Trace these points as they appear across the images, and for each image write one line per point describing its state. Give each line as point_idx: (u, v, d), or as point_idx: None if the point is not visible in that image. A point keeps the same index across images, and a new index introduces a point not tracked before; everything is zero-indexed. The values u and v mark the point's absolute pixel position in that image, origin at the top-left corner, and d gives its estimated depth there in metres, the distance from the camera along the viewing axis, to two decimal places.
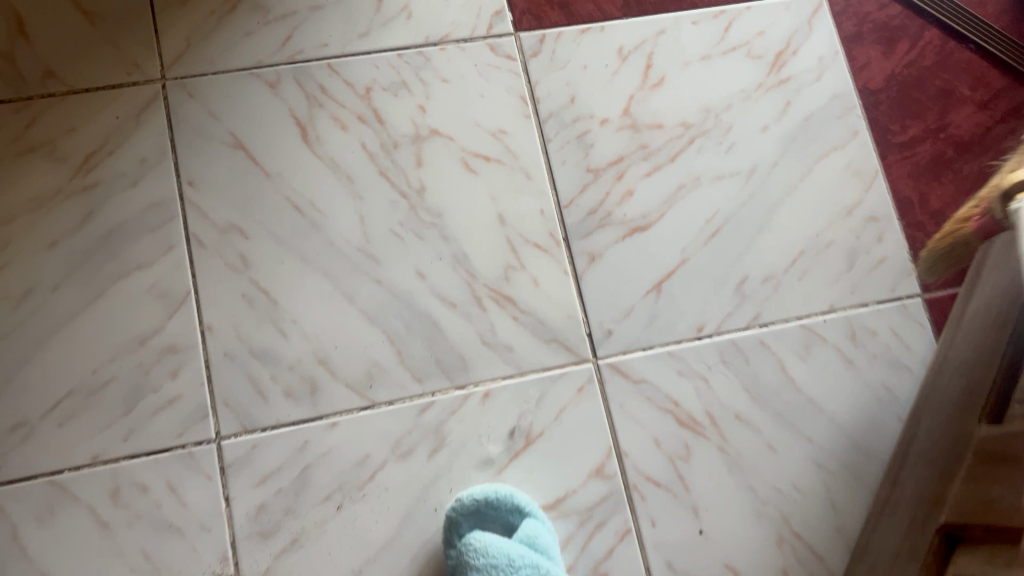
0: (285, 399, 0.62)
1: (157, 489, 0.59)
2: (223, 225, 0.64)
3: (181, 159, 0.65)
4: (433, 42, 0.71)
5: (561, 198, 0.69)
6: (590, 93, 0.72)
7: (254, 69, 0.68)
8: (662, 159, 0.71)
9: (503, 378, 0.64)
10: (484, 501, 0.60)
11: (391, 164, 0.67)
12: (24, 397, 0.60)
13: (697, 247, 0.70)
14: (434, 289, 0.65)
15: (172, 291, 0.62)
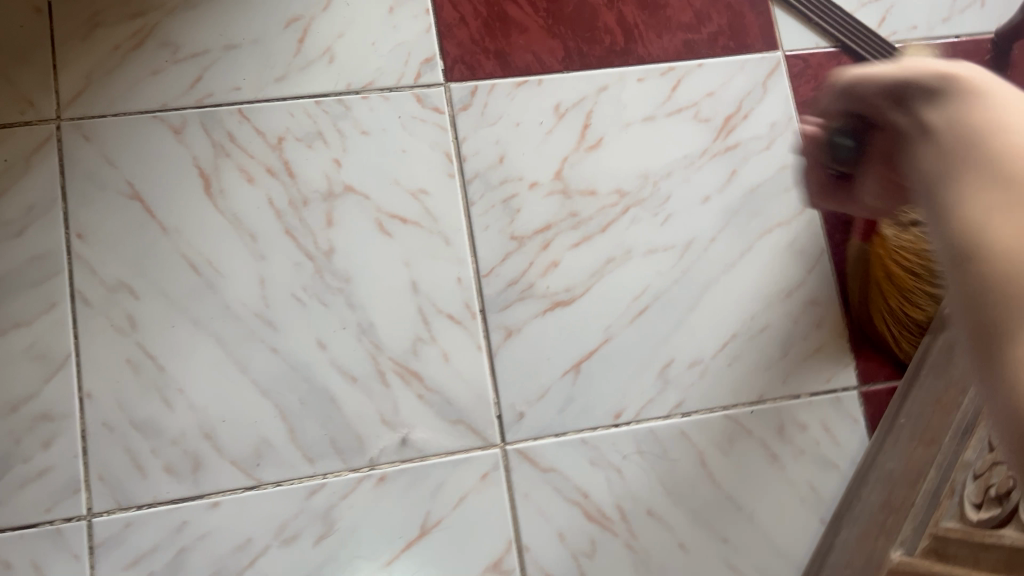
0: (165, 475, 0.58)
1: (21, 567, 0.56)
2: (112, 282, 0.60)
3: (71, 208, 0.61)
4: (354, 90, 0.66)
5: (481, 266, 0.65)
6: (521, 153, 0.67)
7: (157, 112, 0.63)
8: (592, 229, 0.67)
9: (401, 461, 0.61)
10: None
11: (298, 223, 0.63)
12: None
13: (622, 326, 0.65)
14: (335, 361, 0.62)
15: (51, 354, 0.59)
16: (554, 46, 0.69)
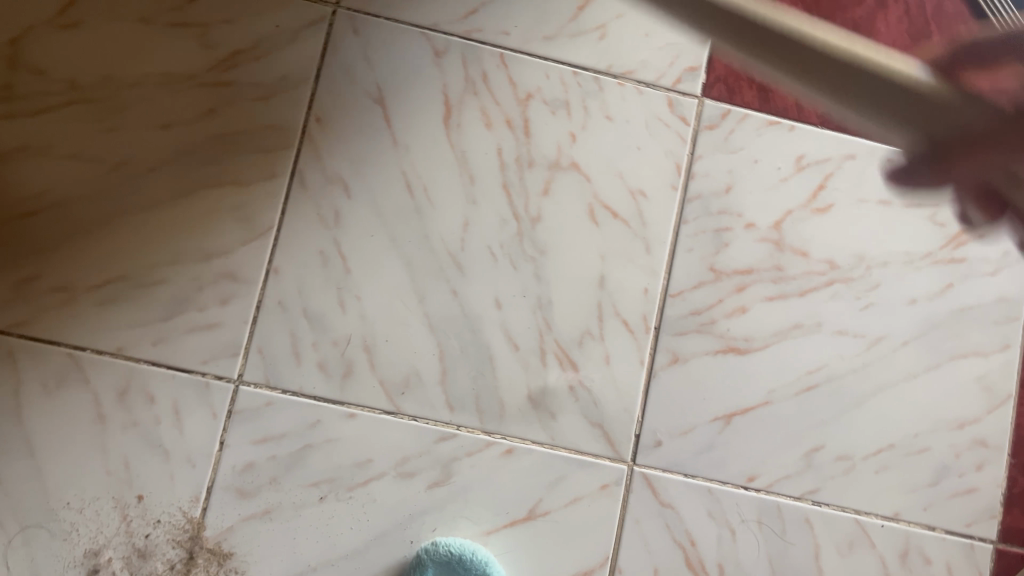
0: (316, 371, 0.60)
1: (163, 405, 0.58)
2: (332, 174, 0.62)
3: (318, 92, 0.62)
4: (613, 73, 0.65)
5: (671, 285, 0.64)
6: (749, 190, 0.66)
7: (427, 30, 0.64)
8: (790, 289, 0.65)
9: (531, 441, 0.61)
10: (458, 557, 0.57)
11: (518, 181, 0.64)
12: (76, 264, 0.58)
13: (785, 395, 0.64)
14: (505, 324, 0.62)
15: (255, 220, 0.60)
16: (818, 99, 0.67)
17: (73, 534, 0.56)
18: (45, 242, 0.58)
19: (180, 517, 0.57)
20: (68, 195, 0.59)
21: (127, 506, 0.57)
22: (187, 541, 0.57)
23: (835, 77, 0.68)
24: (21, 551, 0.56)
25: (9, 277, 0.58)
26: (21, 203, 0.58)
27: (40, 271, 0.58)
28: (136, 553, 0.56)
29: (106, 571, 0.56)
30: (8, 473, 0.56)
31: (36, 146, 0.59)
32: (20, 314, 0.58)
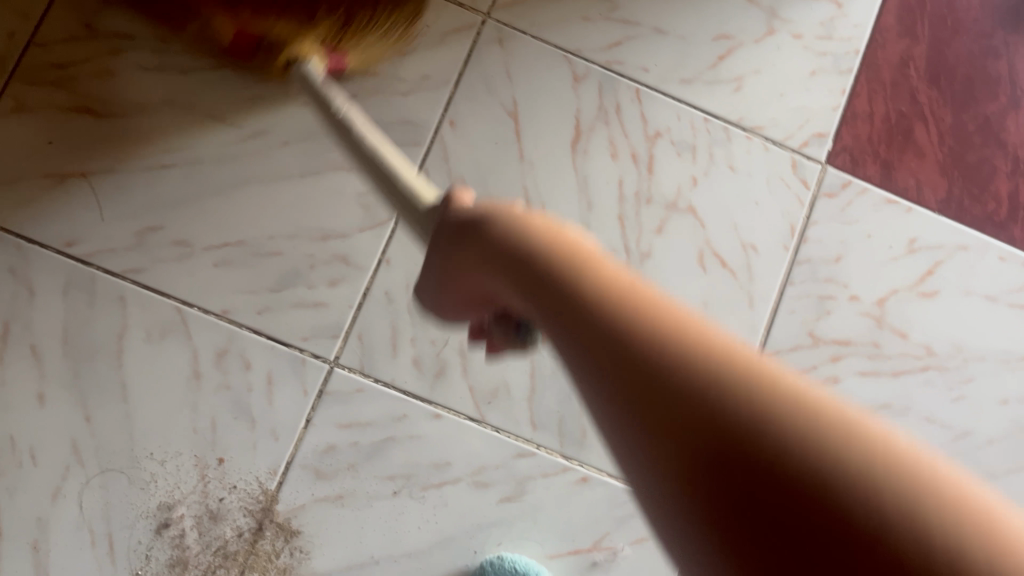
0: (410, 366, 0.60)
1: (257, 374, 0.58)
2: (456, 178, 0.62)
3: (456, 96, 0.63)
4: (743, 126, 0.66)
5: (768, 342, 0.64)
6: (858, 264, 0.66)
7: (569, 53, 0.65)
8: (884, 367, 0.64)
9: (606, 473, 0.61)
10: None
11: (634, 215, 0.64)
12: (198, 222, 0.59)
13: None
14: None
15: (376, 210, 0.61)
16: (940, 184, 0.67)
17: (151, 485, 0.56)
18: (173, 197, 0.60)
19: (256, 488, 0.57)
20: (203, 155, 0.60)
21: (206, 466, 0.57)
22: (258, 512, 0.57)
23: (936, 162, 0.67)
24: (97, 493, 0.56)
25: (132, 224, 0.59)
26: (157, 155, 0.60)
27: (163, 223, 0.59)
28: (208, 514, 0.56)
29: (177, 527, 0.56)
30: (97, 414, 0.57)
31: (180, 102, 0.60)
32: (137, 261, 0.58)
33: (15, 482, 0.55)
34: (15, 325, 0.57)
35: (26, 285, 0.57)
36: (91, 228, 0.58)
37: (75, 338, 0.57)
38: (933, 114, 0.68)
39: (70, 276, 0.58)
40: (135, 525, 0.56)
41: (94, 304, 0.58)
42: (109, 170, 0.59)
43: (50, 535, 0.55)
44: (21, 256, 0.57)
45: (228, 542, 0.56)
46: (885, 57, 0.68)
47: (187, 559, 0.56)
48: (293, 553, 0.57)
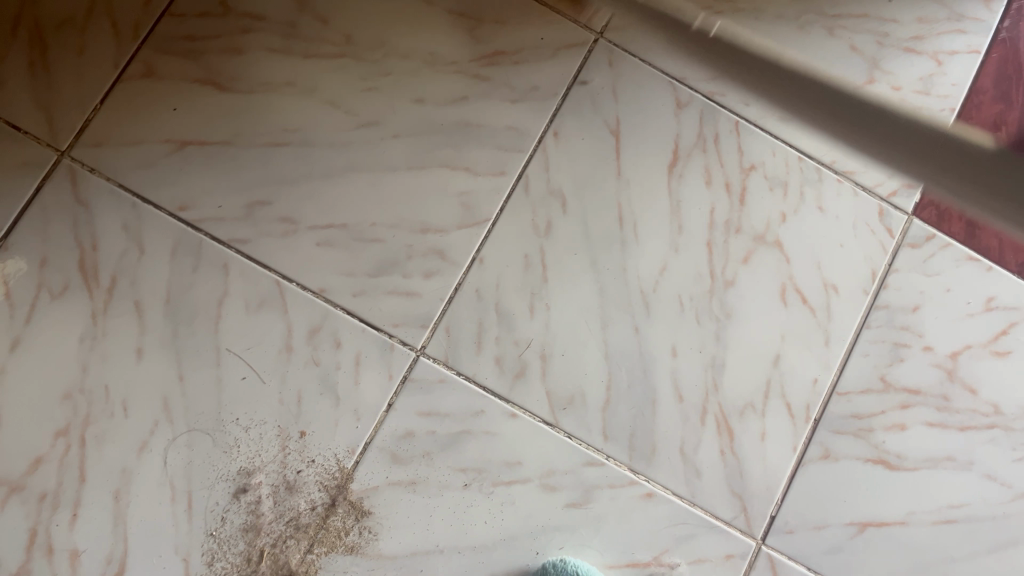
0: (492, 364, 0.62)
1: (346, 354, 0.60)
2: (554, 187, 0.64)
3: (562, 109, 0.65)
4: (836, 169, 0.67)
5: (840, 382, 0.64)
6: (935, 316, 0.66)
7: (675, 80, 0.67)
8: (951, 421, 0.65)
9: (671, 491, 0.62)
10: None
11: (722, 243, 0.65)
12: (306, 202, 0.61)
13: (923, 522, 0.64)
14: (676, 373, 0.63)
15: (475, 209, 0.63)
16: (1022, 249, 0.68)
17: (234, 450, 0.58)
18: (284, 175, 0.61)
19: (333, 464, 0.59)
20: (317, 138, 0.62)
21: (288, 438, 0.58)
22: (333, 488, 0.58)
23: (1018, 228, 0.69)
24: (182, 451, 0.57)
25: (243, 197, 0.61)
26: (273, 133, 0.62)
27: (272, 199, 0.61)
28: (285, 485, 0.58)
29: (254, 493, 0.57)
30: (190, 374, 0.58)
31: (300, 85, 0.62)
32: (243, 233, 0.60)
33: (106, 430, 0.57)
34: (122, 280, 0.59)
35: (137, 243, 0.59)
36: (203, 195, 0.60)
37: (178, 299, 0.59)
38: (1009, 178, 0.70)
39: (178, 239, 0.59)
40: (214, 486, 0.57)
41: (198, 269, 0.59)
42: (227, 142, 0.61)
43: (132, 486, 0.56)
44: (135, 215, 0.59)
45: (301, 514, 0.58)
46: (978, 120, 0.70)
47: (260, 526, 0.57)
48: (361, 532, 0.58)
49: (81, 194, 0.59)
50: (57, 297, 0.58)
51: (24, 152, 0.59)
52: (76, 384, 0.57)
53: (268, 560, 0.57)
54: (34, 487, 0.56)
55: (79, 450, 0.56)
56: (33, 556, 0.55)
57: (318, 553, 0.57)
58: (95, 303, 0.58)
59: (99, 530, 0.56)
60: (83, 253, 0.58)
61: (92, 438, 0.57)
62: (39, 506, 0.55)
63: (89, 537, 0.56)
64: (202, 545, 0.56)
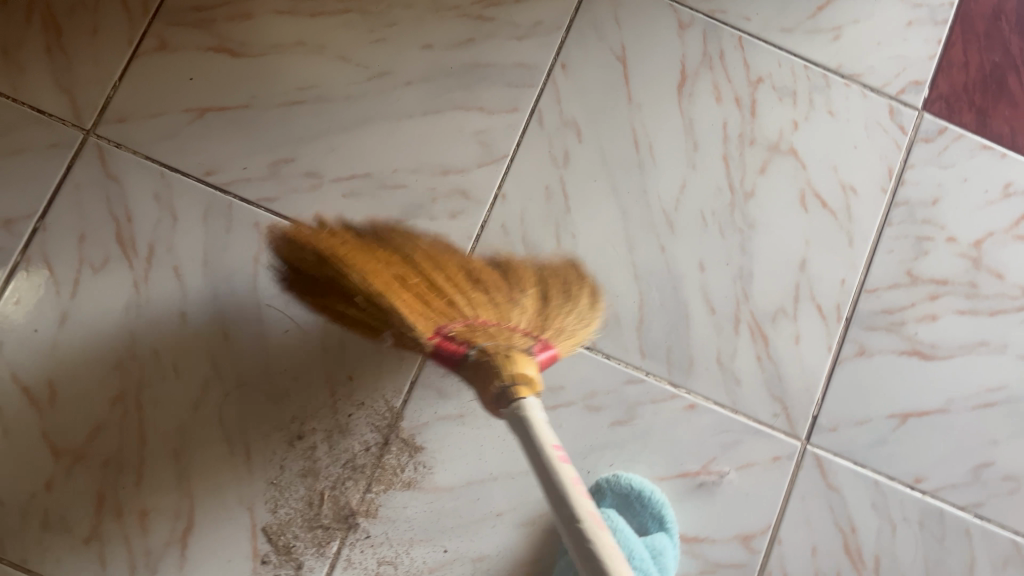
0: None
1: None
2: (568, 118, 0.65)
3: (567, 41, 0.66)
4: (842, 73, 0.68)
5: (868, 280, 0.65)
6: (955, 206, 0.67)
7: (675, 3, 0.68)
8: (982, 306, 0.66)
9: (713, 401, 0.63)
10: (637, 493, 0.60)
11: (737, 156, 0.66)
12: (328, 155, 0.63)
13: (963, 407, 0.65)
14: (705, 286, 0.64)
15: (493, 146, 0.64)
16: None
17: (285, 400, 0.59)
18: (304, 132, 0.63)
19: (382, 405, 0.60)
20: (332, 93, 0.63)
21: (335, 383, 0.60)
22: (384, 428, 0.60)
23: None
24: (235, 406, 0.59)
25: (268, 156, 0.62)
26: (290, 92, 0.63)
27: (296, 156, 0.62)
28: (338, 429, 0.59)
29: (308, 439, 0.59)
30: (236, 332, 0.60)
31: (310, 44, 0.64)
32: (272, 190, 0.62)
33: (160, 392, 0.58)
34: (159, 247, 0.60)
35: (169, 210, 0.61)
36: (229, 159, 0.62)
37: (215, 261, 0.60)
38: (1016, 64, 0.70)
39: (209, 203, 0.61)
40: (270, 436, 0.59)
41: (232, 230, 0.61)
42: (246, 106, 0.62)
43: (192, 444, 0.58)
44: (164, 183, 0.61)
45: (356, 456, 0.59)
46: (977, 11, 0.70)
47: (319, 470, 0.59)
48: (416, 467, 0.60)
49: (110, 169, 0.60)
50: (98, 270, 0.59)
51: (52, 133, 0.60)
52: (127, 352, 0.59)
53: (330, 502, 0.58)
54: (98, 453, 0.57)
55: (136, 414, 0.58)
56: (103, 518, 0.57)
57: (377, 491, 0.59)
58: (136, 272, 0.60)
59: (165, 489, 0.57)
60: (119, 225, 0.60)
61: (148, 401, 0.58)
62: (104, 471, 0.57)
63: (155, 496, 0.57)
64: (264, 494, 0.58)
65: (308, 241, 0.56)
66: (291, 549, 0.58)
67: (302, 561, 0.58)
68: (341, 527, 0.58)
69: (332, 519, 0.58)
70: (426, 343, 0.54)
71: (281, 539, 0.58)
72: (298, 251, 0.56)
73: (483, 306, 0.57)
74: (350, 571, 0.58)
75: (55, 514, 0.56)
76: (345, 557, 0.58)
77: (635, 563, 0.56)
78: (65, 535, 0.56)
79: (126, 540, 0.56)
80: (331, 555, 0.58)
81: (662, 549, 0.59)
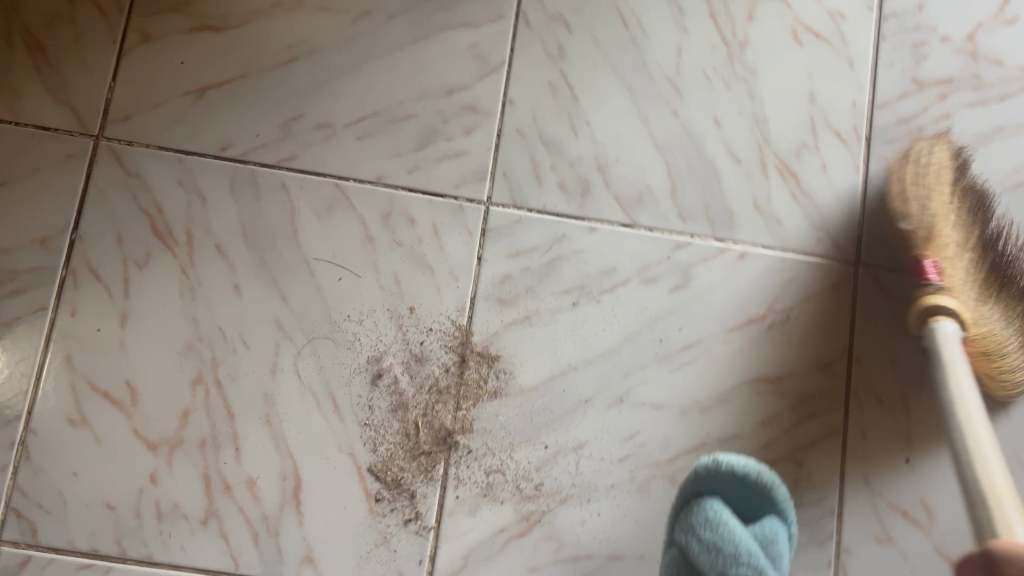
0: (557, 190, 0.64)
1: (423, 226, 0.62)
2: (553, 13, 0.66)
3: None
4: None
5: (877, 97, 0.67)
6: (941, 8, 0.68)
7: None
8: (990, 95, 0.67)
9: (761, 246, 0.64)
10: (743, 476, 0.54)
11: (723, 10, 0.67)
12: (334, 103, 0.63)
13: (996, 194, 0.66)
14: (725, 140, 0.65)
15: (489, 57, 0.65)
16: None
17: (356, 343, 0.60)
18: (305, 87, 0.63)
19: (449, 326, 0.61)
20: (321, 43, 0.64)
21: (400, 316, 0.61)
22: (458, 346, 0.61)
23: None
24: (310, 361, 0.60)
25: (276, 118, 0.62)
26: (280, 53, 0.63)
27: (303, 111, 0.63)
28: (414, 358, 0.60)
29: (389, 374, 0.60)
30: (292, 291, 0.60)
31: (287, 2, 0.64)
32: (289, 150, 0.62)
33: (236, 366, 0.59)
34: (197, 230, 0.61)
35: (196, 192, 0.61)
36: (240, 130, 0.62)
37: (254, 230, 0.61)
38: None
39: (232, 176, 0.61)
40: (351, 380, 0.60)
41: (261, 196, 0.61)
42: (242, 76, 0.63)
43: (278, 406, 0.59)
44: (184, 168, 0.61)
45: (439, 379, 0.60)
46: None
47: (407, 401, 0.60)
48: (498, 375, 0.61)
49: (129, 167, 0.61)
50: (143, 266, 0.60)
51: (64, 146, 0.61)
52: (194, 335, 0.59)
53: (425, 428, 0.60)
54: (192, 437, 0.58)
55: (218, 391, 0.59)
56: (213, 496, 0.57)
57: (467, 407, 0.60)
58: (181, 259, 0.60)
59: (265, 454, 0.58)
60: (151, 218, 0.60)
61: (226, 376, 0.59)
62: (202, 452, 0.58)
63: (258, 463, 0.58)
64: (361, 436, 0.59)
65: (903, 184, 0.63)
66: (400, 481, 0.59)
67: (414, 489, 0.59)
68: (442, 449, 0.59)
69: (431, 443, 0.59)
70: (938, 286, 0.58)
71: (388, 474, 0.59)
72: (914, 211, 0.61)
73: (996, 318, 0.61)
74: (462, 487, 0.59)
75: (167, 504, 0.57)
76: (454, 476, 0.59)
77: (742, 559, 0.52)
78: (182, 521, 0.57)
79: (241, 512, 0.57)
80: (440, 477, 0.59)
81: (779, 554, 0.54)
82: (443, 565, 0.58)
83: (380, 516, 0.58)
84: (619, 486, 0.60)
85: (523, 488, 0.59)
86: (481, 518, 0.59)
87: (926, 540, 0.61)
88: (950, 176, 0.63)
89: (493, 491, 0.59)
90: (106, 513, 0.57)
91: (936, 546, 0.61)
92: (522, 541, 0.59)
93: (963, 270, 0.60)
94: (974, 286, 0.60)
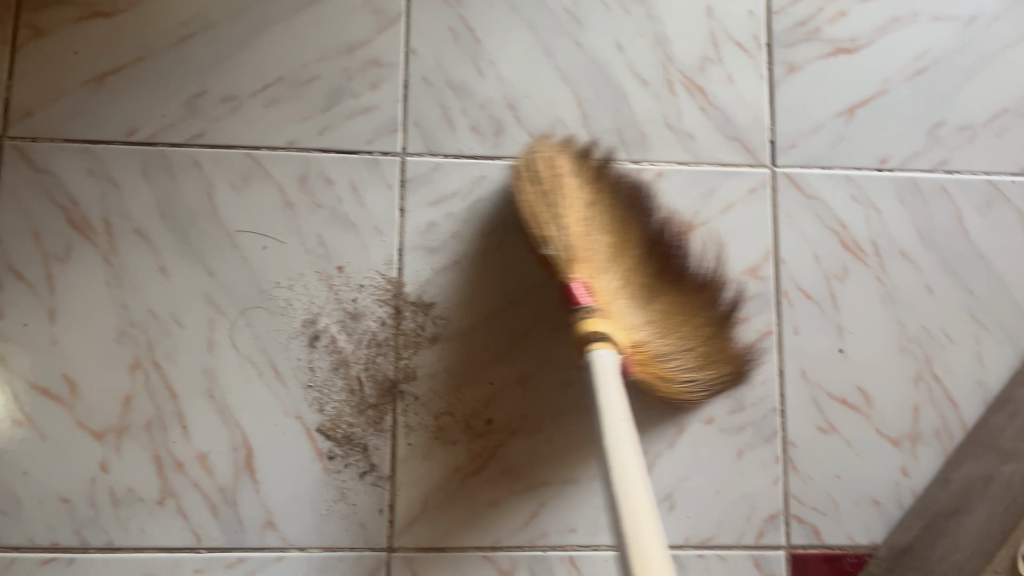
0: (471, 133, 0.64)
1: (341, 184, 0.62)
2: None
3: None
4: None
5: (773, 3, 0.68)
6: None
7: None
8: None
9: (676, 162, 0.65)
10: None
11: None
12: (236, 75, 0.63)
13: (899, 83, 0.68)
14: (629, 64, 0.66)
15: (385, 10, 0.65)
16: None
17: (290, 308, 0.61)
18: (205, 62, 0.63)
19: (380, 279, 0.62)
20: (215, 16, 0.63)
21: (330, 276, 0.61)
22: (391, 298, 0.61)
23: None
24: (246, 332, 0.60)
25: (180, 97, 0.62)
26: (175, 30, 0.63)
27: (206, 86, 0.62)
28: (349, 315, 0.61)
29: (326, 335, 0.61)
30: (219, 266, 0.60)
31: None
32: (197, 126, 0.62)
33: (172, 346, 0.59)
34: (115, 217, 0.60)
35: (109, 179, 0.61)
36: (145, 112, 0.62)
37: (172, 210, 0.61)
38: None
39: (143, 159, 0.61)
40: (289, 345, 0.60)
41: (175, 175, 0.61)
42: (138, 59, 0.62)
43: (220, 380, 0.59)
44: (93, 157, 0.61)
45: (376, 333, 0.61)
46: None
47: (347, 358, 0.60)
48: (435, 322, 0.61)
49: (37, 163, 0.60)
50: (65, 259, 0.60)
51: None
52: (126, 321, 0.59)
53: (369, 381, 0.60)
54: (137, 421, 0.58)
55: (157, 373, 0.59)
56: (167, 475, 0.58)
57: (408, 356, 0.61)
58: (102, 247, 0.60)
59: (213, 428, 0.59)
60: (67, 211, 0.60)
61: (164, 357, 0.59)
62: (149, 434, 0.58)
63: (207, 438, 0.58)
64: (306, 398, 0.60)
65: (533, 207, 0.56)
66: (351, 436, 0.59)
67: (366, 442, 0.59)
68: (387, 401, 0.60)
69: (377, 396, 0.60)
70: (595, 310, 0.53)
71: (338, 431, 0.59)
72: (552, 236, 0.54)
73: (652, 327, 0.58)
74: (413, 434, 0.60)
75: (121, 489, 0.57)
76: (403, 424, 0.60)
77: None
78: (138, 504, 0.57)
79: (197, 487, 0.58)
80: (389, 427, 0.60)
81: None
82: (405, 511, 0.59)
83: (335, 472, 0.59)
84: (566, 413, 0.61)
85: (473, 426, 0.60)
86: (436, 461, 0.60)
87: (867, 424, 0.63)
88: (581, 177, 0.59)
89: (444, 433, 0.60)
90: (61, 506, 0.57)
91: (878, 428, 0.63)
92: (479, 477, 0.60)
93: (609, 285, 0.56)
94: (627, 289, 0.58)
